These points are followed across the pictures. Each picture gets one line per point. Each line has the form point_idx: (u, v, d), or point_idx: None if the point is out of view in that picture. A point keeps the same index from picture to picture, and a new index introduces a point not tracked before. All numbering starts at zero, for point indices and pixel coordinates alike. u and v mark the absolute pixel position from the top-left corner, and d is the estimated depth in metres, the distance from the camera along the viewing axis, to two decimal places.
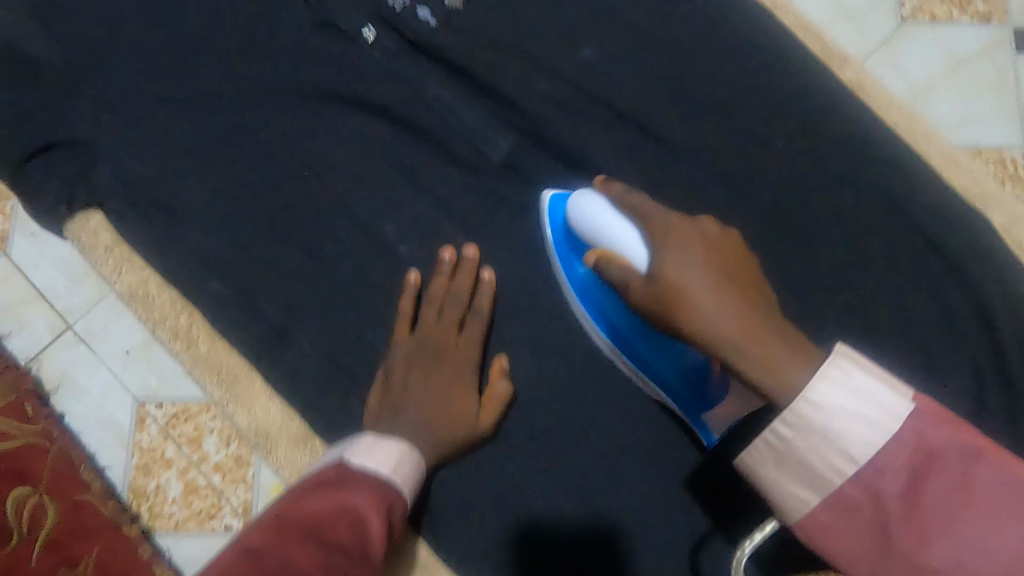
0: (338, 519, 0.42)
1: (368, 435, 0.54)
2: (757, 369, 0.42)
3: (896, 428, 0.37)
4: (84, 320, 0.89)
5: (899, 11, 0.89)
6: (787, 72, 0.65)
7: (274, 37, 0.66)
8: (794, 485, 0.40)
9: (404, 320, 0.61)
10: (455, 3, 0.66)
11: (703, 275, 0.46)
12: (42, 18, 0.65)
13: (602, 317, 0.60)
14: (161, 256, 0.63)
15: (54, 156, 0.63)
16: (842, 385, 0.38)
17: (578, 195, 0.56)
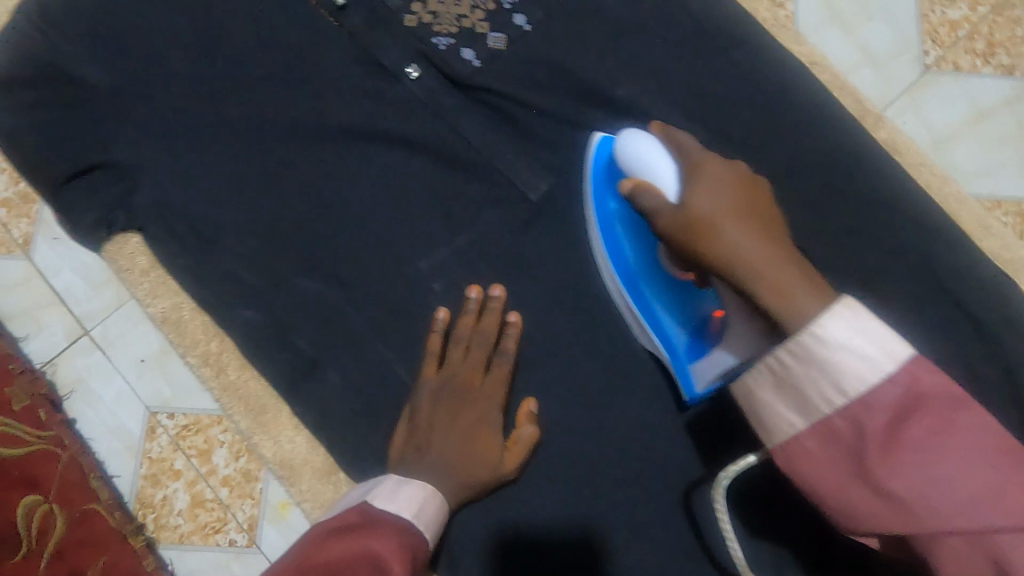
0: (360, 560, 0.40)
1: (391, 477, 0.54)
2: (772, 298, 0.42)
3: (893, 369, 0.37)
4: (101, 326, 0.89)
5: (923, 59, 0.90)
6: (823, 128, 0.66)
7: (320, 71, 0.67)
8: (784, 407, 0.41)
9: (432, 359, 0.61)
10: (498, 45, 0.67)
11: (733, 205, 0.48)
12: (94, 44, 0.66)
13: (618, 252, 0.61)
14: (196, 282, 0.64)
15: (101, 180, 0.64)
16: (849, 322, 0.38)
17: (627, 132, 0.57)
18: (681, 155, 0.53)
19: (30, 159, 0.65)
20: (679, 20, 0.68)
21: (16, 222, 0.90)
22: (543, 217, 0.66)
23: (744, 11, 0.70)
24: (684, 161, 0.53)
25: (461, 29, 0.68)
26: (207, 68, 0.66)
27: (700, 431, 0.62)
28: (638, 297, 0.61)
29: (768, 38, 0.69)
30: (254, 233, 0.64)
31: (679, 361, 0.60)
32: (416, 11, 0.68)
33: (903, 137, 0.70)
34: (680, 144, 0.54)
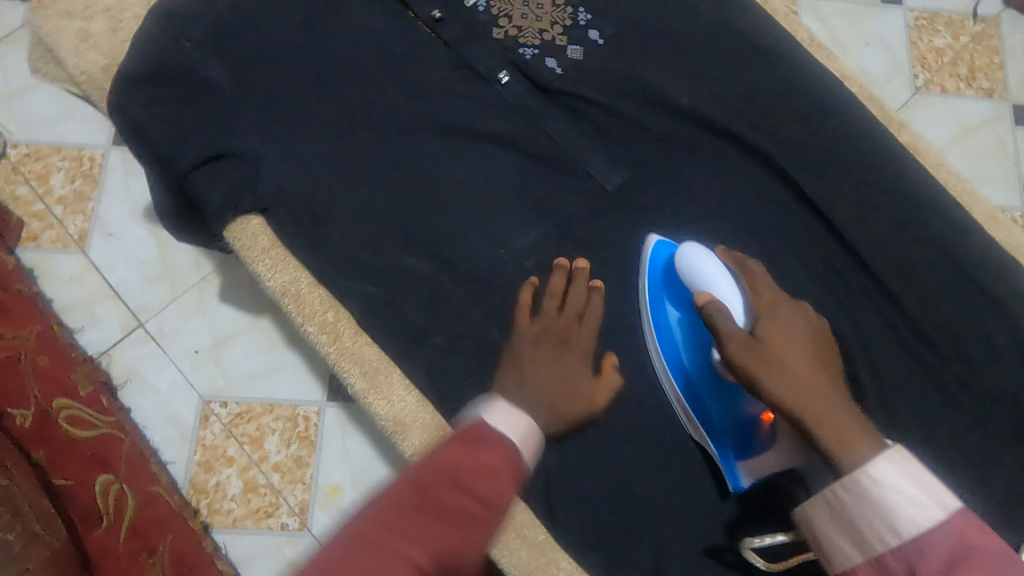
0: (478, 476, 0.43)
1: (504, 403, 0.53)
2: (829, 437, 0.51)
3: (943, 516, 0.44)
4: (156, 319, 1.06)
5: (913, 81, 1.05)
6: (856, 131, 0.76)
7: (422, 74, 0.76)
8: (843, 541, 0.48)
9: (523, 311, 0.68)
10: (576, 56, 0.77)
11: (801, 355, 0.57)
12: (217, 47, 0.74)
13: (673, 352, 0.71)
14: (314, 259, 0.72)
15: (225, 166, 0.72)
16: (900, 468, 0.47)
17: (691, 246, 0.69)
18: (747, 287, 0.64)
19: (159, 149, 0.72)
20: (732, 37, 0.79)
21: (71, 219, 1.09)
22: (616, 206, 0.76)
23: (784, 30, 0.82)
24: (751, 295, 0.63)
25: (544, 41, 0.77)
26: (321, 68, 0.74)
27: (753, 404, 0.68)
28: (693, 399, 0.69)
29: (806, 54, 0.80)
30: (365, 215, 0.72)
31: (727, 458, 0.69)
32: (503, 25, 0.77)
33: (922, 142, 0.81)
34: (745, 273, 0.65)
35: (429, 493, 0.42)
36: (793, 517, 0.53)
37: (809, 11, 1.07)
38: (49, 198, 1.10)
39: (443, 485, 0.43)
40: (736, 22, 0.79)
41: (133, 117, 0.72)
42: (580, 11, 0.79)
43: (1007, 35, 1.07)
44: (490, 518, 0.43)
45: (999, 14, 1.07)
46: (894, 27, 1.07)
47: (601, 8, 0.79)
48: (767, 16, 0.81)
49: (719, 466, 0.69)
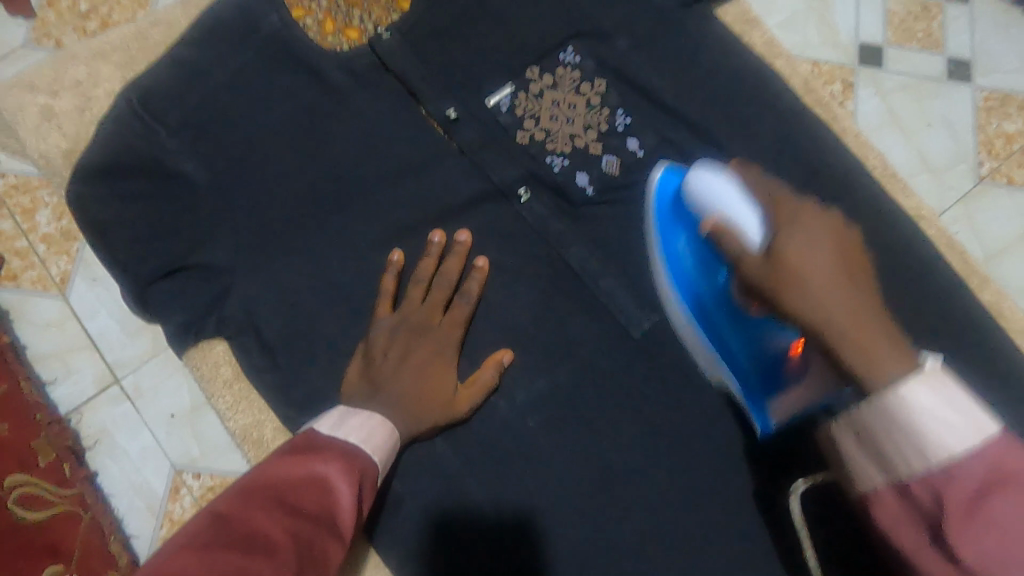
0: (307, 487, 0.43)
1: (340, 408, 0.56)
2: (860, 360, 0.41)
3: (982, 442, 0.35)
4: (134, 375, 0.82)
5: (978, 170, 0.91)
6: (931, 290, 0.65)
7: (428, 187, 0.66)
8: (863, 461, 0.39)
9: (386, 297, 0.62)
10: (611, 169, 0.68)
11: (827, 260, 0.46)
12: (195, 136, 0.65)
13: (686, 282, 0.64)
14: (282, 397, 0.62)
15: (191, 279, 0.63)
16: (936, 390, 0.36)
17: (702, 166, 0.60)
18: (764, 203, 0.55)
19: (119, 254, 0.63)
20: (790, 164, 0.68)
21: (55, 259, 0.83)
22: (644, 357, 0.65)
23: (852, 154, 0.70)
24: (769, 208, 0.54)
25: (575, 148, 0.68)
26: (313, 172, 0.65)
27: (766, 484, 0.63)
28: (708, 326, 0.63)
29: (880, 190, 0.68)
30: (348, 349, 0.62)
31: (752, 395, 0.62)
32: (529, 129, 0.68)
33: (1006, 301, 0.70)
34: (762, 191, 0.56)
35: (240, 516, 0.40)
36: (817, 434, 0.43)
37: (868, 85, 0.93)
38: (32, 237, 0.83)
39: (262, 505, 0.41)
40: (797, 148, 0.69)
41: (92, 217, 0.63)
42: (619, 114, 0.69)
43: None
44: (333, 532, 0.42)
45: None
46: (960, 108, 0.93)
47: (643, 120, 0.69)
48: (837, 139, 0.70)
49: (748, 413, 0.62)
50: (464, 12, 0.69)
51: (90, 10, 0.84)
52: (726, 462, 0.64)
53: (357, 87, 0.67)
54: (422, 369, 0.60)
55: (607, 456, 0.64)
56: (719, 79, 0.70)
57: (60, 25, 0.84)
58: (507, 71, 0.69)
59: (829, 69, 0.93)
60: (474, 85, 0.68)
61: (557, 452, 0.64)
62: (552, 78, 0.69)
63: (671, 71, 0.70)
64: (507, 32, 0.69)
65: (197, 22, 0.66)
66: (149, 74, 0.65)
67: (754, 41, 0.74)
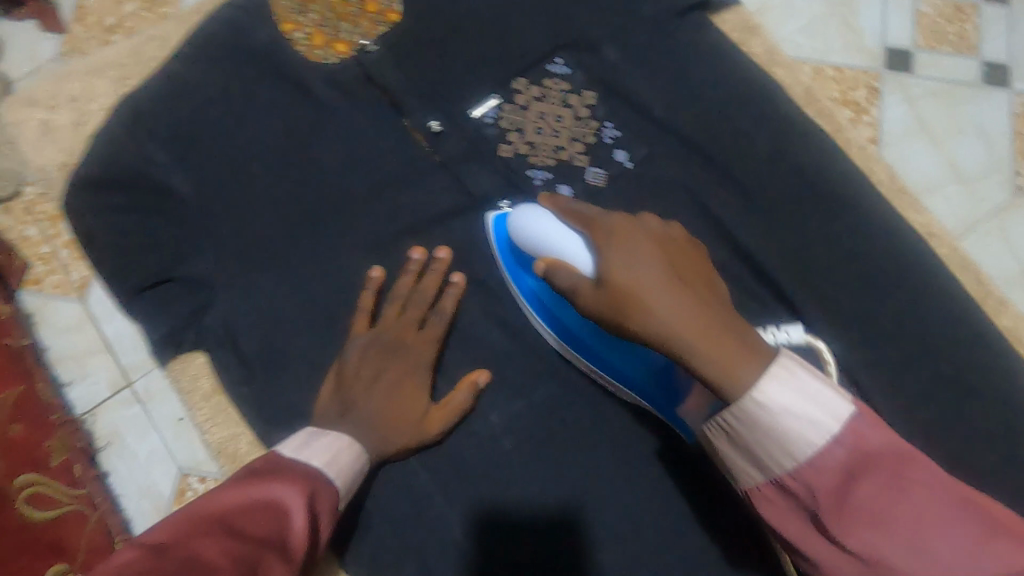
0: (257, 511, 0.42)
1: (306, 430, 0.55)
2: (717, 371, 0.40)
3: (836, 428, 0.37)
4: (146, 379, 0.83)
5: (1014, 180, 0.86)
6: (929, 314, 0.62)
7: (409, 201, 0.66)
8: (743, 462, 0.41)
9: (363, 314, 0.61)
10: (596, 181, 0.66)
11: (654, 277, 0.44)
12: (182, 149, 0.66)
13: (558, 322, 0.61)
14: (258, 410, 0.62)
15: (174, 292, 0.64)
16: (788, 385, 0.38)
17: (522, 210, 0.57)
18: (584, 228, 0.51)
19: (107, 265, 0.64)
20: (786, 178, 0.65)
21: (79, 264, 0.84)
22: None
23: (855, 167, 0.66)
24: (589, 233, 0.51)
25: (559, 161, 0.66)
26: (297, 185, 0.65)
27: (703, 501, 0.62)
28: (588, 354, 0.60)
29: (883, 206, 0.65)
30: (324, 364, 0.62)
31: (659, 403, 0.59)
32: (513, 141, 0.67)
33: None
34: (579, 215, 0.52)
35: (182, 544, 0.38)
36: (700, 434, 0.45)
37: (896, 90, 0.88)
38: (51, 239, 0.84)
39: (208, 534, 0.39)
40: (795, 161, 0.66)
41: (83, 227, 0.65)
42: (606, 126, 0.67)
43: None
44: (282, 555, 0.40)
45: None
46: (992, 115, 0.87)
47: (631, 132, 0.67)
48: (838, 153, 0.66)
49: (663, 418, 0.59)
50: (452, 25, 0.68)
51: (116, 24, 0.87)
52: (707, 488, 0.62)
53: (341, 101, 0.67)
54: (396, 389, 0.59)
55: (582, 479, 0.62)
56: (712, 89, 0.67)
57: (86, 38, 0.87)
58: (493, 83, 0.68)
59: (854, 74, 0.89)
60: (459, 97, 0.67)
61: (532, 474, 0.62)
62: (539, 90, 0.68)
63: (662, 81, 0.68)
64: (493, 43, 0.68)
65: (189, 39, 0.68)
66: (142, 89, 0.67)
67: (753, 50, 0.71)
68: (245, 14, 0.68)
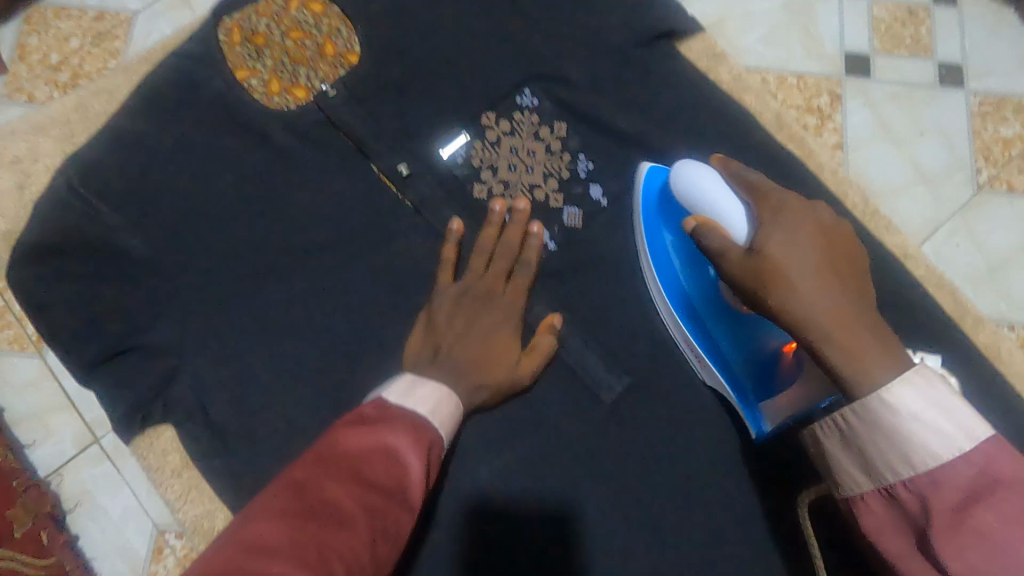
0: (378, 460, 0.42)
1: (405, 376, 0.53)
2: (844, 360, 0.42)
3: (968, 447, 0.37)
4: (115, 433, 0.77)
5: (975, 177, 0.86)
6: (914, 336, 0.61)
7: (382, 250, 0.63)
8: (850, 463, 0.42)
9: (448, 267, 0.61)
10: (574, 221, 0.65)
11: (811, 261, 0.46)
12: (136, 210, 0.62)
13: (670, 278, 0.61)
14: (230, 485, 0.58)
15: (135, 361, 0.60)
16: (917, 392, 0.39)
17: (684, 164, 0.56)
18: (750, 198, 0.51)
19: (59, 336, 0.60)
20: None
21: None
22: (614, 424, 0.61)
23: (828, 190, 0.66)
24: (755, 203, 0.51)
25: (534, 200, 0.65)
26: (262, 239, 0.62)
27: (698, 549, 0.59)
28: (699, 329, 0.60)
29: (857, 228, 0.65)
30: (300, 430, 0.59)
31: (748, 397, 0.59)
32: (486, 180, 0.65)
33: (1003, 342, 0.64)
34: (746, 183, 0.52)
35: (313, 487, 0.40)
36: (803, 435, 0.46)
37: (856, 96, 0.89)
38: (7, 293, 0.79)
39: (337, 477, 0.41)
40: None
41: (32, 295, 0.60)
42: (580, 159, 0.66)
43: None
44: (402, 506, 0.41)
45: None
46: (952, 113, 0.88)
47: (605, 166, 0.66)
48: (811, 176, 0.66)
49: (739, 411, 0.60)
50: (415, 66, 0.66)
51: (61, 62, 0.83)
52: (754, 520, 0.60)
53: (303, 149, 0.65)
54: (485, 340, 0.58)
55: (578, 532, 0.60)
56: (683, 118, 0.67)
57: (31, 77, 0.82)
58: (461, 122, 0.66)
59: (814, 82, 0.89)
60: (427, 140, 0.66)
61: (526, 530, 0.60)
62: (509, 123, 0.66)
63: (632, 112, 0.67)
64: (459, 81, 0.66)
65: (135, 91, 0.65)
66: (90, 147, 0.63)
67: (721, 76, 0.71)
68: (197, 61, 0.65)
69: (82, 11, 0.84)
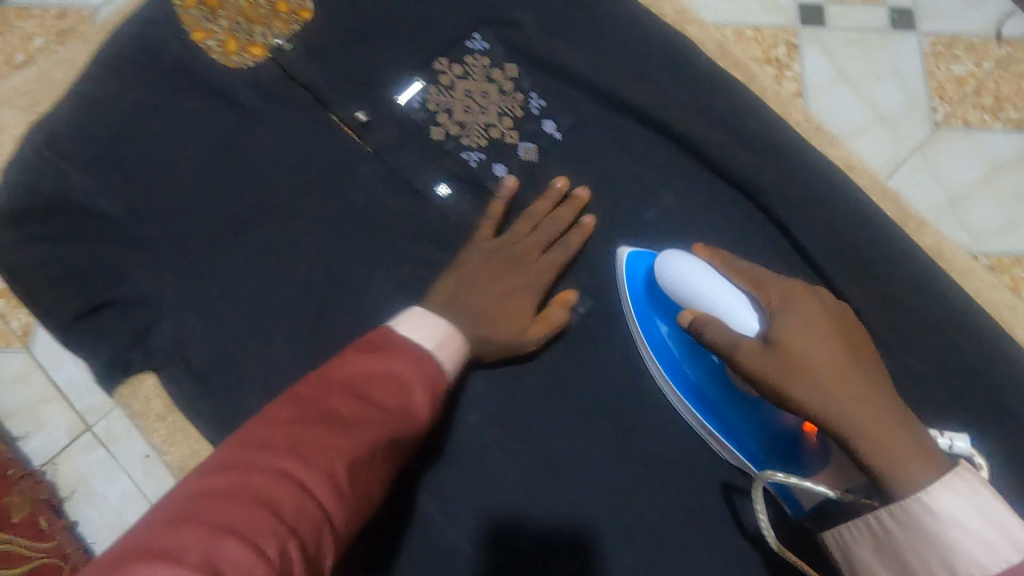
0: (384, 381, 0.45)
1: (417, 309, 0.55)
2: (885, 464, 0.42)
3: (1015, 558, 0.37)
4: (106, 420, 0.78)
5: (932, 116, 0.87)
6: (862, 235, 0.63)
7: (346, 195, 0.65)
8: (883, 571, 0.42)
9: (490, 224, 0.64)
10: (529, 156, 0.67)
11: (828, 347, 0.48)
12: (102, 170, 0.64)
13: (681, 375, 0.61)
14: (213, 424, 0.60)
15: (111, 315, 0.62)
16: (964, 497, 0.38)
17: (669, 253, 0.57)
18: (749, 286, 0.54)
19: (36, 296, 0.62)
20: (709, 128, 0.67)
21: (15, 312, 0.79)
22: (580, 343, 0.64)
23: (773, 112, 0.69)
24: (756, 295, 0.53)
25: (490, 138, 0.67)
26: (228, 192, 0.64)
27: (667, 456, 0.62)
28: (710, 413, 0.60)
29: (805, 144, 0.67)
30: (276, 367, 0.61)
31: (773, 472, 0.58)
32: (442, 123, 0.67)
33: (947, 242, 0.67)
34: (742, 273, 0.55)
35: (321, 401, 0.43)
36: (824, 535, 0.47)
37: (812, 43, 0.91)
38: None
39: (343, 393, 0.44)
40: (717, 113, 0.68)
41: (6, 258, 0.62)
42: (533, 97, 0.68)
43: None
44: (403, 424, 0.44)
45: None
46: (907, 57, 0.90)
47: (556, 102, 0.68)
48: (755, 97, 0.69)
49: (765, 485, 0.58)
50: (368, 18, 0.69)
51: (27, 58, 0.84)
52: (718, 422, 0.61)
53: (263, 103, 0.66)
54: (503, 298, 0.60)
55: (551, 447, 0.62)
56: (630, 52, 0.69)
57: None
58: (415, 69, 0.68)
59: (770, 34, 0.91)
60: (383, 87, 0.68)
61: (499, 450, 0.62)
62: (462, 67, 0.68)
63: (581, 49, 0.69)
64: (411, 29, 0.68)
65: (95, 59, 0.66)
66: (55, 114, 0.65)
67: (664, 11, 0.73)
68: (153, 25, 0.67)
69: (45, 11, 0.85)
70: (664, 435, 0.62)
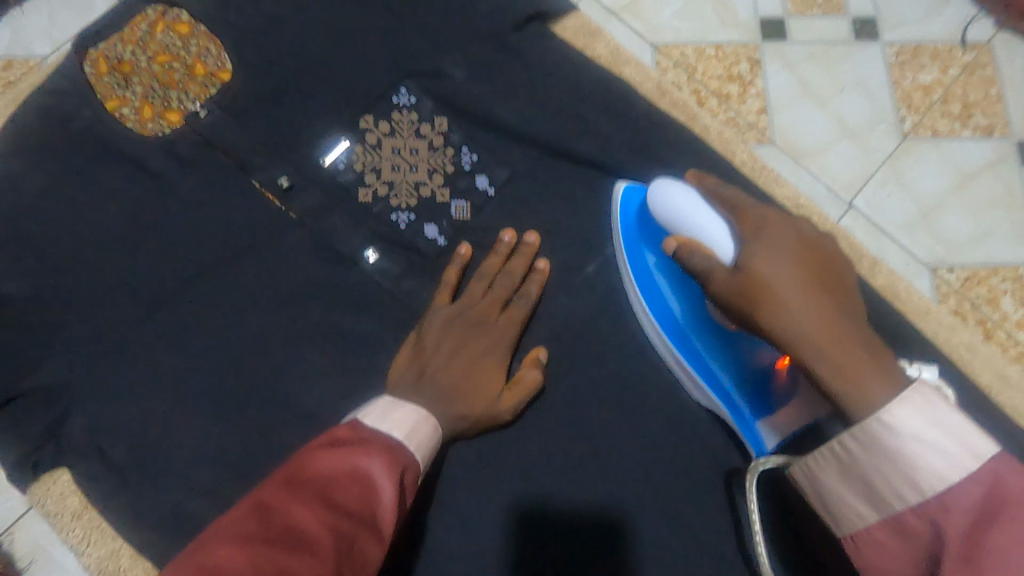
0: (351, 484, 0.41)
1: (385, 398, 0.52)
2: (839, 384, 0.40)
3: (975, 467, 0.34)
4: (16, 529, 0.67)
5: (899, 127, 0.79)
6: None
7: (269, 265, 0.62)
8: (852, 494, 0.38)
9: (446, 289, 0.60)
10: (461, 214, 0.64)
11: (798, 274, 0.44)
12: (10, 254, 0.61)
13: (661, 306, 0.60)
14: (133, 520, 0.57)
15: (21, 409, 0.58)
16: (922, 414, 0.36)
17: (663, 181, 0.54)
18: (728, 213, 0.50)
19: None
20: (651, 173, 0.64)
21: None
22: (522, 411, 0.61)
23: (717, 152, 0.67)
24: (735, 220, 0.49)
25: (421, 197, 0.64)
26: (144, 269, 0.61)
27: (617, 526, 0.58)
28: (687, 347, 0.59)
29: (749, 186, 0.65)
30: (199, 454, 0.58)
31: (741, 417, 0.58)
32: (370, 183, 0.64)
33: (900, 282, 0.66)
34: (723, 200, 0.51)
35: (285, 514, 0.39)
36: (790, 472, 0.43)
37: (775, 58, 0.82)
38: None
39: (306, 501, 0.40)
40: (657, 157, 0.65)
41: None
42: (464, 151, 0.65)
43: (1004, 62, 0.81)
44: (372, 532, 0.40)
45: (992, 40, 0.81)
46: (871, 68, 0.81)
47: (490, 154, 0.65)
48: (697, 139, 0.66)
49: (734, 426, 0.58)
50: (289, 77, 0.66)
51: None
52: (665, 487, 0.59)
53: (180, 173, 0.63)
54: (467, 367, 0.56)
55: (492, 525, 0.58)
56: (565, 98, 0.67)
57: None
58: (340, 127, 0.65)
59: (732, 51, 0.82)
60: (307, 149, 0.65)
61: (438, 529, 0.58)
62: (389, 124, 0.65)
63: (513, 97, 0.67)
64: (335, 86, 0.66)
65: (2, 135, 0.63)
66: None
67: (599, 51, 0.71)
68: (62, 96, 0.64)
69: None
70: (613, 505, 0.59)
